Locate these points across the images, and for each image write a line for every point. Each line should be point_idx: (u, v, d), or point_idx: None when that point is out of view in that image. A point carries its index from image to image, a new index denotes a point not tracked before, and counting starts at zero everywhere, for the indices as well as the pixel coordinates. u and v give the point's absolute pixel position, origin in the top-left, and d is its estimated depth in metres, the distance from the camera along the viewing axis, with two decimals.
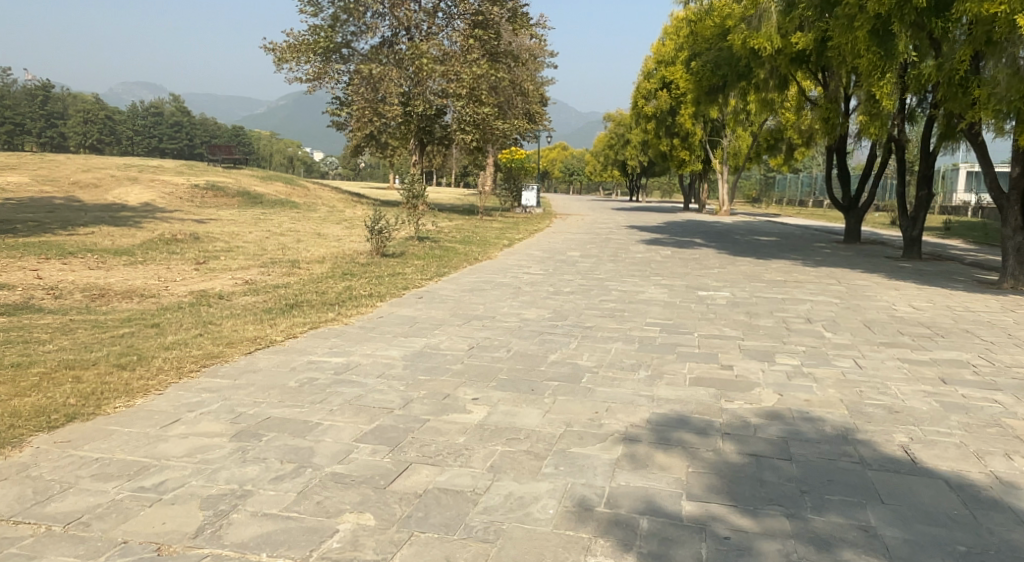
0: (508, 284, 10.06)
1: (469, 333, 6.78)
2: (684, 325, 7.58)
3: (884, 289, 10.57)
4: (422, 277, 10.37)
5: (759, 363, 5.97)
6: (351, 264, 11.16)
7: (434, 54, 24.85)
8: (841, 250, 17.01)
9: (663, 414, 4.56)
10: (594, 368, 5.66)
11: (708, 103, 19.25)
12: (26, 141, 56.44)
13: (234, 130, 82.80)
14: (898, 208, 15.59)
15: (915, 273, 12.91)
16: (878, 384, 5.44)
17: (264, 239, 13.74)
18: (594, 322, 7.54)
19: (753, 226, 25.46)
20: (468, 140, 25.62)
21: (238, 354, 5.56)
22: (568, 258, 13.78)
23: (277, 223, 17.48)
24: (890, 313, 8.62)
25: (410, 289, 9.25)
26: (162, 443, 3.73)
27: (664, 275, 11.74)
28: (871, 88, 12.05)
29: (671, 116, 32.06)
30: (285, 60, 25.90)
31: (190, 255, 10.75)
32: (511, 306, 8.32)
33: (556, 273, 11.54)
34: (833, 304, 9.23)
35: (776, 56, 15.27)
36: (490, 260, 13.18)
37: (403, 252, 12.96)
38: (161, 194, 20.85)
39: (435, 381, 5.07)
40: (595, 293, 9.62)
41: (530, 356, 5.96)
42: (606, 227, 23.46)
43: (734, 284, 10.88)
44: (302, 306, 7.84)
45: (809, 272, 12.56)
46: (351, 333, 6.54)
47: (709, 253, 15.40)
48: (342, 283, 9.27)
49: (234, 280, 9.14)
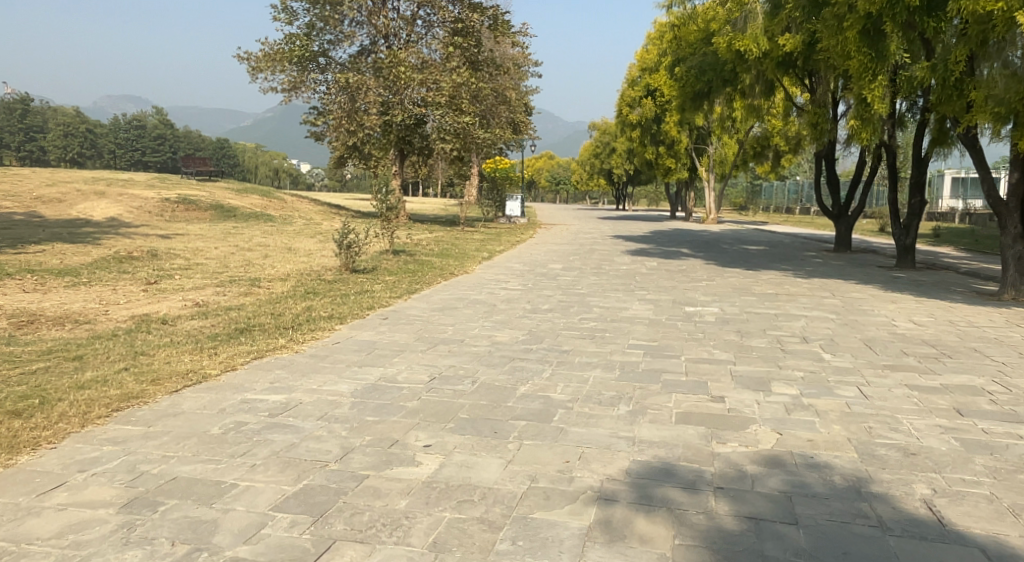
0: (483, 302, 9.42)
1: (432, 360, 6.12)
2: (670, 347, 6.96)
3: (881, 303, 10.00)
4: (391, 295, 9.70)
5: (753, 393, 5.34)
6: (316, 281, 10.47)
7: (412, 62, 24.26)
8: (832, 259, 16.50)
9: (646, 462, 3.92)
10: (569, 402, 5.01)
11: (693, 110, 18.72)
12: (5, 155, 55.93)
13: (218, 142, 82.01)
14: (890, 215, 15.12)
15: (910, 283, 12.39)
16: (888, 418, 4.82)
17: (229, 255, 13.02)
18: (571, 345, 6.90)
19: (741, 234, 24.96)
20: (448, 149, 24.73)
21: (162, 392, 4.88)
22: (549, 271, 13.15)
23: (247, 237, 16.79)
24: (891, 330, 8.02)
25: (375, 309, 8.58)
26: (30, 519, 3.06)
27: (649, 289, 11.13)
28: (861, 91, 11.51)
29: (657, 124, 31.60)
30: (260, 69, 25.20)
31: (143, 274, 10.03)
32: (483, 327, 7.66)
33: (535, 288, 10.89)
34: (829, 320, 8.64)
35: (762, 60, 14.79)
36: (467, 274, 12.51)
37: (375, 268, 12.28)
38: (129, 208, 20.09)
39: (384, 424, 4.41)
40: (575, 310, 8.99)
41: (497, 389, 5.30)
42: (590, 237, 22.88)
43: (722, 298, 10.28)
44: (253, 331, 7.14)
45: (801, 284, 12.00)
46: (299, 363, 5.85)
47: (696, 264, 14.84)
48: (302, 304, 8.59)
49: (184, 301, 8.44)
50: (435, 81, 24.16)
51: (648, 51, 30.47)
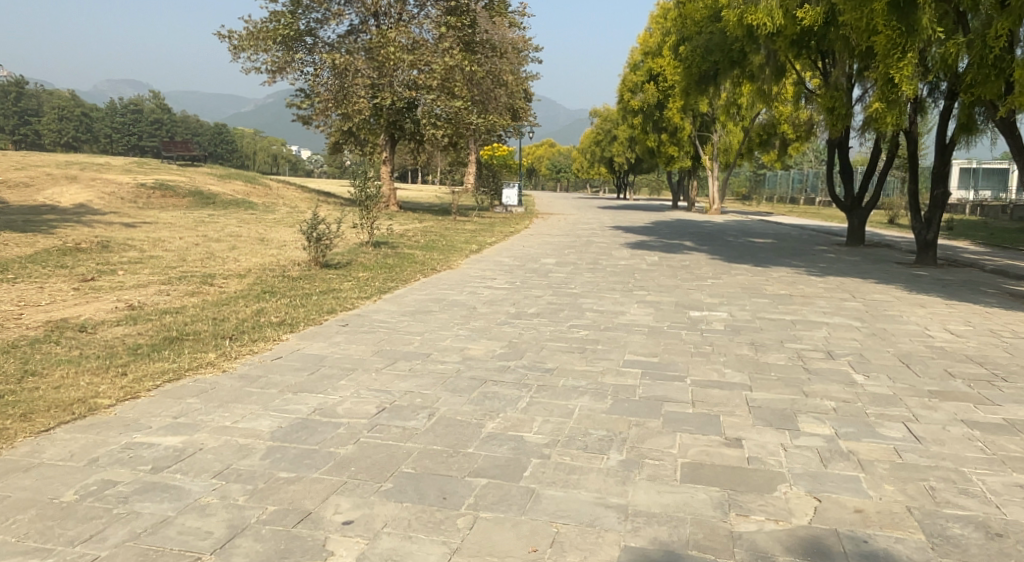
0: (462, 305, 8.35)
1: (387, 383, 5.07)
2: (673, 365, 5.91)
3: (907, 308, 8.94)
4: (360, 295, 8.61)
5: (778, 434, 4.28)
6: (277, 278, 9.37)
7: (403, 43, 22.68)
8: (846, 255, 15.41)
9: (640, 551, 2.88)
10: (546, 447, 3.95)
11: (698, 94, 17.57)
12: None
13: (216, 128, 80.94)
14: (910, 207, 13.98)
15: (936, 283, 11.33)
16: (954, 474, 3.76)
17: (191, 247, 11.96)
18: (556, 362, 5.85)
19: (746, 226, 23.89)
20: (441, 136, 23.75)
21: (27, 433, 3.82)
22: (541, 267, 12.09)
23: (220, 226, 15.74)
24: (927, 343, 6.96)
25: (336, 313, 7.50)
26: None
27: (649, 289, 10.05)
28: (887, 70, 10.37)
29: (659, 111, 30.37)
30: (243, 48, 24.01)
31: (84, 269, 8.96)
32: (455, 338, 6.59)
33: (523, 288, 9.83)
34: (853, 329, 7.58)
35: (775, 38, 13.69)
36: (451, 270, 11.42)
37: (349, 262, 11.21)
38: (100, 193, 19.03)
39: (298, 486, 3.35)
40: (565, 315, 7.93)
41: (458, 426, 4.24)
42: (588, 228, 21.75)
43: (732, 300, 9.21)
44: (183, 343, 6.05)
45: (816, 283, 10.93)
46: (223, 388, 4.78)
47: (699, 259, 13.81)
48: (252, 306, 7.53)
49: (116, 303, 7.37)
50: (427, 63, 22.95)
51: (651, 33, 29.26)
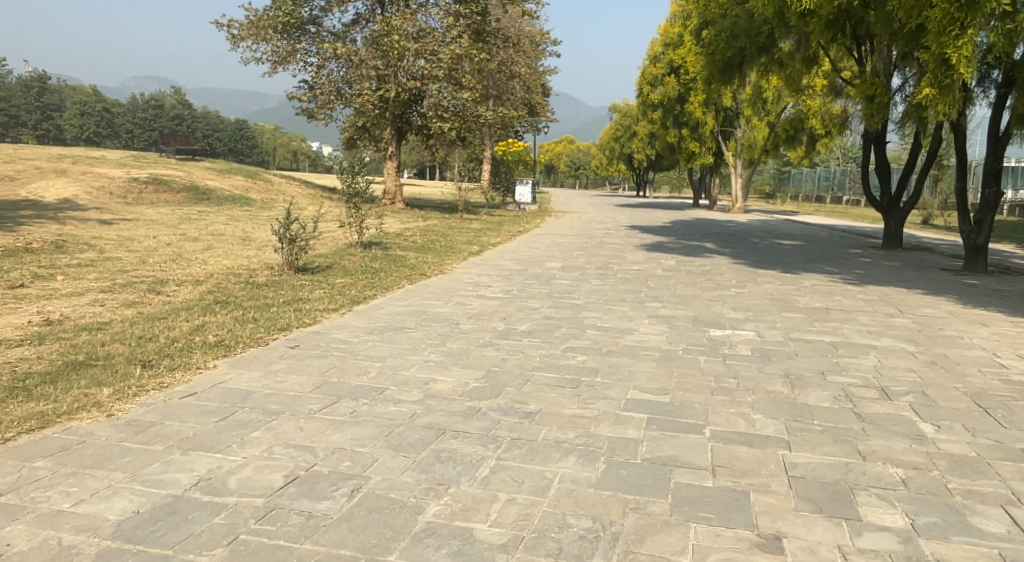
0: (443, 320, 7.17)
1: (313, 435, 3.90)
2: (687, 409, 4.70)
3: (966, 327, 7.62)
4: (328, 306, 7.47)
5: (833, 530, 3.07)
6: (239, 285, 8.25)
7: (410, 30, 21.68)
8: (883, 260, 14.04)
9: None
10: (502, 553, 2.77)
11: (722, 85, 16.26)
12: (20, 133, 55.94)
13: (236, 123, 80.48)
14: (958, 208, 12.54)
15: (991, 294, 10.01)
16: None
17: (160, 247, 10.89)
18: (541, 403, 4.66)
19: (770, 226, 22.54)
20: (447, 130, 22.64)
21: None
22: (545, 273, 10.88)
23: (206, 224, 14.73)
24: (1001, 377, 5.68)
25: (290, 330, 6.34)
26: None
27: (663, 300, 8.85)
28: (942, 51, 9.05)
29: (680, 105, 28.86)
30: (244, 38, 23.04)
31: (20, 273, 7.89)
32: (423, 366, 5.42)
33: (518, 298, 8.65)
34: (908, 355, 6.33)
35: (807, 19, 12.36)
36: (442, 275, 10.26)
37: (329, 266, 10.09)
38: (89, 188, 18.14)
39: None
40: (561, 335, 6.73)
41: (387, 510, 3.08)
42: (603, 228, 20.47)
43: (759, 315, 7.94)
44: (85, 371, 4.92)
45: (854, 294, 9.66)
46: (92, 443, 3.63)
47: (721, 264, 12.57)
48: (192, 322, 6.39)
49: (32, 316, 6.26)
50: (434, 52, 21.78)
51: (672, 23, 27.85)
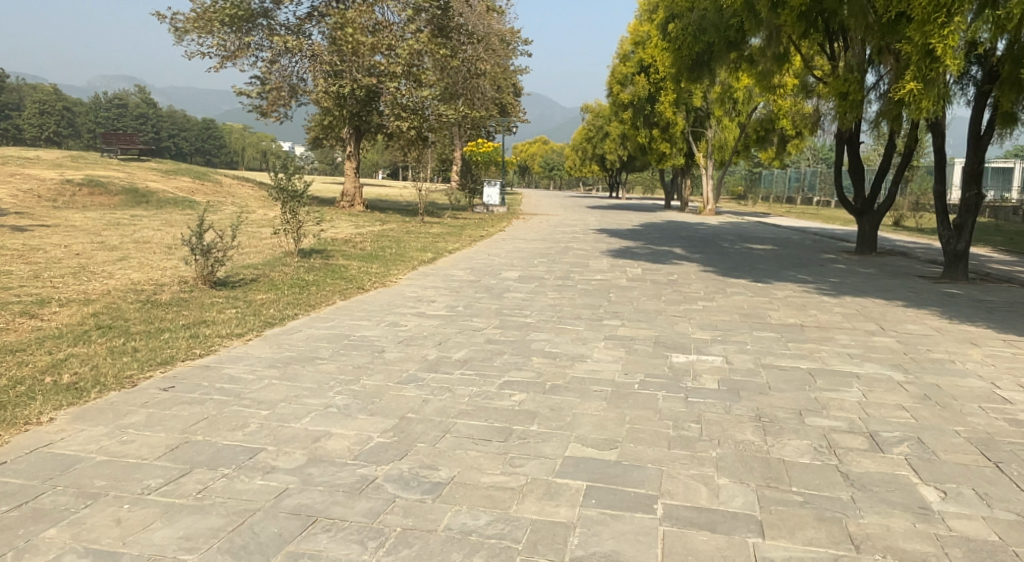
0: (365, 347, 6.18)
1: (132, 532, 2.90)
2: (638, 471, 3.77)
3: (955, 348, 6.81)
4: (232, 331, 6.44)
5: None
6: (137, 304, 7.17)
7: (366, 23, 20.65)
8: (859, 266, 13.32)
9: None
10: None
11: (691, 83, 15.45)
12: None
13: (205, 123, 78.39)
14: (937, 212, 11.82)
15: (976, 305, 9.29)
16: None
17: (66, 257, 9.75)
18: (454, 468, 3.70)
19: (742, 229, 21.89)
20: (407, 128, 21.61)
21: None
22: (498, 284, 9.94)
23: (135, 230, 13.53)
24: (1005, 416, 4.85)
25: (172, 365, 5.29)
26: None
27: (623, 316, 7.95)
28: (926, 41, 8.27)
29: (651, 105, 28.11)
30: (190, 31, 21.73)
31: None
32: (321, 413, 4.43)
33: (461, 316, 7.69)
34: (897, 387, 5.48)
35: (779, 11, 11.59)
36: (381, 289, 9.25)
37: (251, 279, 9.03)
38: (15, 190, 16.82)
39: None
40: (500, 365, 5.76)
41: None
42: (570, 232, 19.59)
43: (728, 336, 7.08)
44: None
45: (832, 307, 8.85)
46: None
47: (689, 272, 11.75)
48: (51, 356, 5.29)
49: None
50: (391, 47, 20.71)
51: (642, 21, 27.07)
